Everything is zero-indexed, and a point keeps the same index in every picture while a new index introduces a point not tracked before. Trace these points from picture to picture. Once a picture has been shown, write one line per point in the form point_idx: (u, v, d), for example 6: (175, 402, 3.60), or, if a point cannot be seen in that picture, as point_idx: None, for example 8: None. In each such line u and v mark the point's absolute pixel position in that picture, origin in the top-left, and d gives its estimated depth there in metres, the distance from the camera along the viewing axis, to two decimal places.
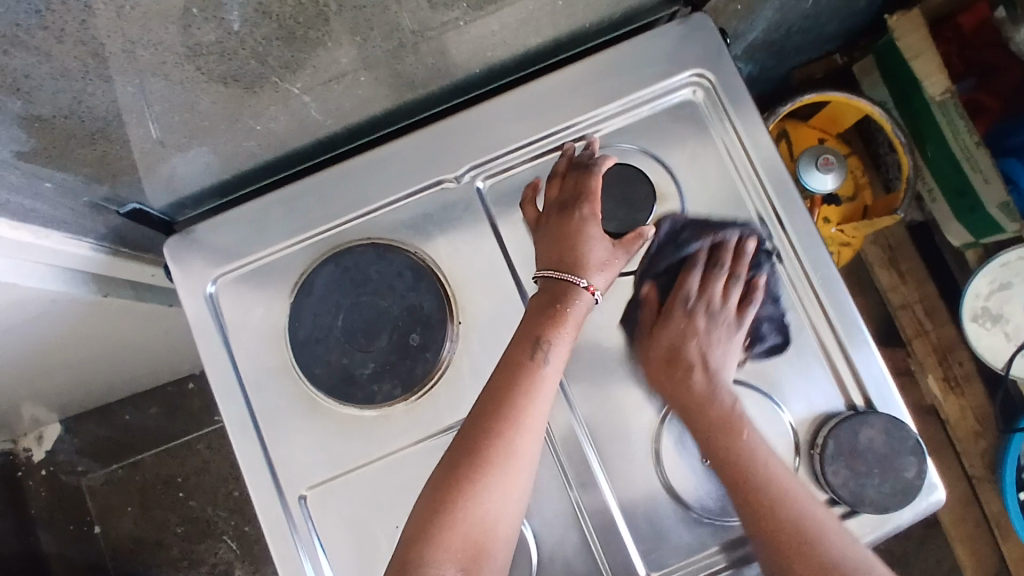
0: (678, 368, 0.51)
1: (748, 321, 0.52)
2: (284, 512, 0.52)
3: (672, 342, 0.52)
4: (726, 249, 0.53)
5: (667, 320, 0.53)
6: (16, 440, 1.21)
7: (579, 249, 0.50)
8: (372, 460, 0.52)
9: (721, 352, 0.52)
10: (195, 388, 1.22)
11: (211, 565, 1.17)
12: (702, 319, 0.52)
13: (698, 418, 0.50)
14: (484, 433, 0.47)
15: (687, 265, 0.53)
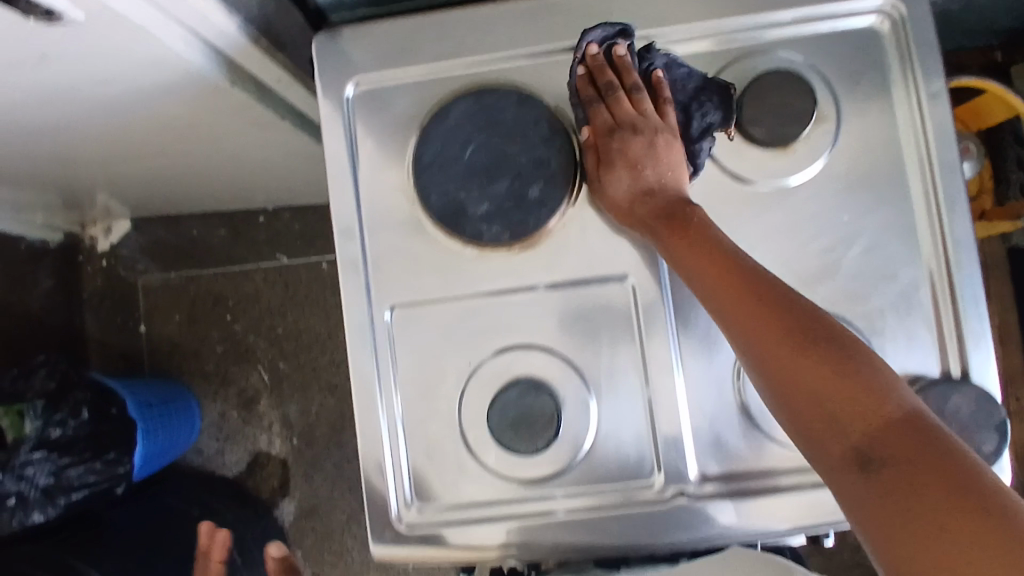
0: (636, 201, 0.50)
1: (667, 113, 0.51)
2: (369, 319, 0.53)
3: (623, 180, 0.50)
4: (604, 69, 0.51)
5: (608, 163, 0.51)
6: (85, 226, 1.26)
7: (630, 189, 0.50)
8: (463, 296, 0.53)
9: (661, 156, 0.50)
10: (264, 222, 1.24)
11: (240, 389, 1.23)
12: (636, 139, 0.50)
13: (669, 241, 0.48)
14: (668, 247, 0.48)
15: (587, 102, 0.51)
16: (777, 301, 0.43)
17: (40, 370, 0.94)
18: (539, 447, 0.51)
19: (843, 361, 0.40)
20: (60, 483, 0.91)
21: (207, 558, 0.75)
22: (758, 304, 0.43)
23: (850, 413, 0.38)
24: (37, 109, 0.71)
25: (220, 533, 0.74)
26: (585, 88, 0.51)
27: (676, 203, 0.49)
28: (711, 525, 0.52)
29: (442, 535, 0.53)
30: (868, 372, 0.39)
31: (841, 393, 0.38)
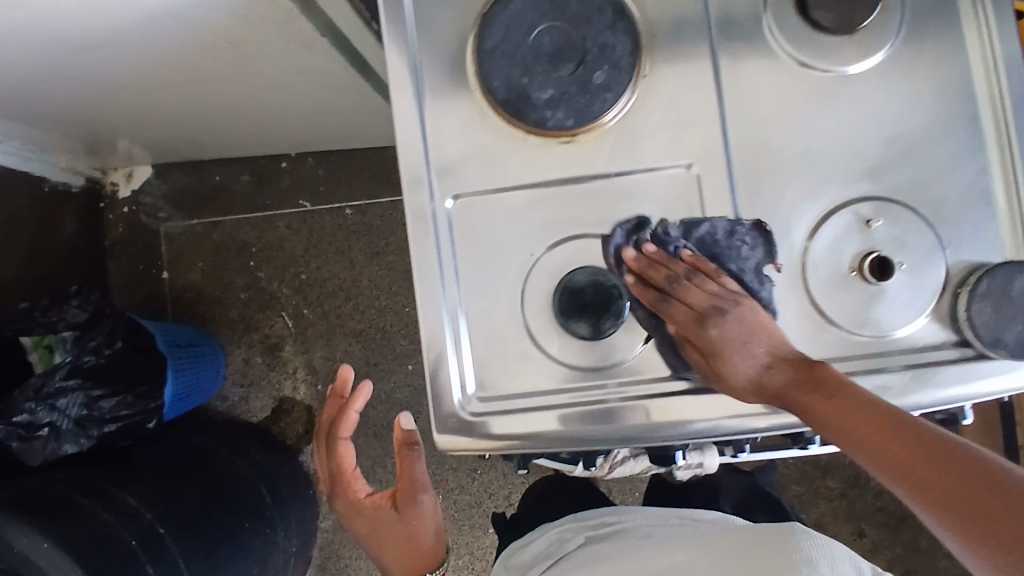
0: (761, 378, 0.47)
1: (724, 275, 0.50)
2: (431, 207, 0.53)
3: (740, 365, 0.47)
4: (651, 272, 0.50)
5: (713, 353, 0.48)
6: (106, 172, 1.26)
7: (740, 361, 0.47)
8: (525, 186, 0.53)
9: (755, 325, 0.48)
10: (288, 168, 1.23)
11: (264, 335, 1.23)
12: (724, 316, 0.48)
13: (799, 404, 0.44)
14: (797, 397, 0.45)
15: (653, 309, 0.50)
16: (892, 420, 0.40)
17: (71, 301, 0.95)
18: (603, 332, 0.52)
19: (974, 461, 0.36)
20: (92, 414, 0.92)
21: (347, 409, 0.67)
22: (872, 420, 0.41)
23: (985, 513, 0.34)
24: (79, 23, 0.71)
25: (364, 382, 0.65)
26: (643, 293, 0.51)
27: (798, 366, 0.46)
28: (778, 409, 0.51)
29: (505, 421, 0.53)
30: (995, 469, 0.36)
31: (971, 495, 0.35)
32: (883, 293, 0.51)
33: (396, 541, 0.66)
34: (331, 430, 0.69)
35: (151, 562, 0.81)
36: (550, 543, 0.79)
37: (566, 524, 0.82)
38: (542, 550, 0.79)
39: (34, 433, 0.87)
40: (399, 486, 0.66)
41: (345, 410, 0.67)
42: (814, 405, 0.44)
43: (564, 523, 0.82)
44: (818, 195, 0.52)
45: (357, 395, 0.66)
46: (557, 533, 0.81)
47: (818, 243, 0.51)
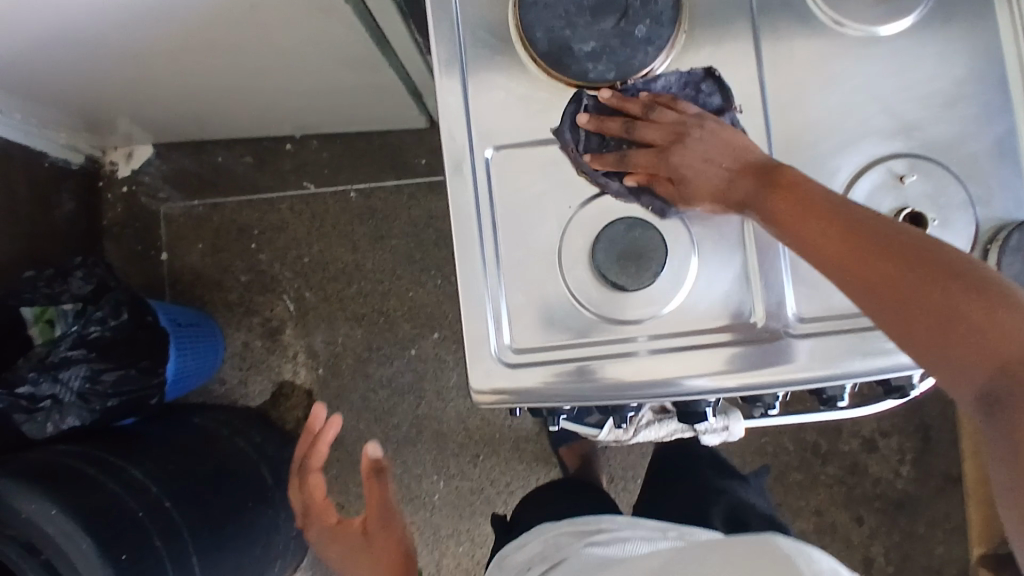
0: (727, 190, 0.49)
1: (680, 105, 0.52)
2: (470, 159, 0.54)
3: (704, 181, 0.49)
4: (608, 120, 0.52)
5: (679, 177, 0.50)
6: (105, 151, 1.24)
7: (703, 176, 0.49)
8: (564, 140, 0.53)
9: (710, 141, 0.50)
10: (291, 150, 1.22)
11: (264, 319, 1.21)
12: (684, 145, 0.50)
13: (766, 208, 0.47)
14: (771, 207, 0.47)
15: (616, 162, 0.52)
16: (867, 232, 0.43)
17: (76, 272, 0.93)
18: (648, 284, 0.52)
19: (951, 269, 0.39)
20: (95, 389, 0.90)
21: (318, 442, 0.76)
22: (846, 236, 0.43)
23: (955, 325, 0.38)
24: None
25: (336, 416, 0.74)
26: (602, 155, 0.52)
27: (754, 171, 0.48)
28: (816, 361, 0.51)
29: (542, 376, 0.53)
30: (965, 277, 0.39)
31: (944, 306, 0.38)
32: None
33: (363, 563, 0.72)
34: (303, 465, 0.78)
35: (158, 532, 0.82)
36: (545, 546, 0.78)
37: (562, 527, 0.80)
38: (536, 552, 0.78)
39: (36, 405, 0.87)
40: (367, 516, 0.73)
41: (317, 444, 0.76)
42: (785, 214, 0.46)
43: (561, 526, 0.80)
44: (851, 152, 0.53)
45: (327, 427, 0.75)
46: (553, 536, 0.79)
47: (852, 200, 0.52)
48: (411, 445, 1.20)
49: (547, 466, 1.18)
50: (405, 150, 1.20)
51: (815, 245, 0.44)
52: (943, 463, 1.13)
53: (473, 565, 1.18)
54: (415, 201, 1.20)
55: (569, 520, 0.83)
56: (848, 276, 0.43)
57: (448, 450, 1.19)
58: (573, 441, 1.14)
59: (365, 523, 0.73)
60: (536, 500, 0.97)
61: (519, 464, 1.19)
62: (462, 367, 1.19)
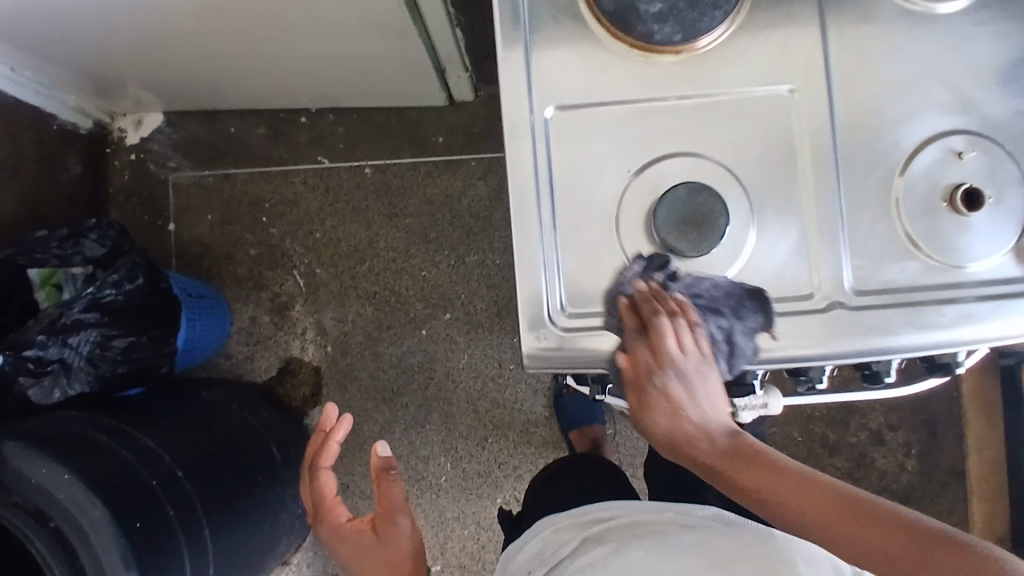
0: (681, 444, 0.48)
1: (704, 344, 0.49)
2: (530, 119, 0.53)
3: (664, 421, 0.48)
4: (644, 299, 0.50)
5: (647, 405, 0.49)
6: (114, 117, 1.21)
7: (671, 419, 0.48)
8: (624, 103, 0.53)
9: (705, 399, 0.48)
10: (307, 123, 1.21)
11: (274, 293, 1.19)
12: (675, 381, 0.48)
13: (726, 473, 0.46)
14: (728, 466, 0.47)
15: (628, 333, 0.50)
16: (813, 494, 0.43)
17: (89, 235, 0.90)
18: (706, 251, 0.51)
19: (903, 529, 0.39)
20: (104, 354, 0.88)
21: (329, 441, 0.69)
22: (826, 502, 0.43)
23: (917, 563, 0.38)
24: None
25: (343, 419, 0.68)
26: (627, 317, 0.50)
27: (729, 444, 0.47)
28: (868, 332, 0.52)
29: (595, 341, 0.53)
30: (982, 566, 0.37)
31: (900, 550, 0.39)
32: (970, 223, 0.52)
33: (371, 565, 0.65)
34: (313, 463, 0.70)
35: (172, 503, 0.79)
36: (544, 544, 0.71)
37: (560, 518, 0.73)
38: (535, 551, 0.72)
39: (43, 369, 0.84)
40: (379, 512, 0.67)
41: (326, 442, 0.70)
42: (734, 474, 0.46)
43: (557, 519, 0.73)
44: (910, 127, 0.53)
45: (338, 427, 0.69)
46: (550, 532, 0.72)
47: (908, 174, 0.52)
48: (419, 426, 1.19)
49: (556, 450, 1.18)
50: (423, 127, 1.20)
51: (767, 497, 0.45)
52: (947, 456, 1.14)
53: (478, 548, 1.17)
54: (431, 179, 1.20)
55: (564, 510, 0.75)
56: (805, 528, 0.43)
57: (456, 431, 1.19)
58: (585, 425, 1.14)
59: (377, 518, 0.67)
60: (549, 478, 0.96)
61: (528, 448, 1.18)
62: (472, 348, 1.19)
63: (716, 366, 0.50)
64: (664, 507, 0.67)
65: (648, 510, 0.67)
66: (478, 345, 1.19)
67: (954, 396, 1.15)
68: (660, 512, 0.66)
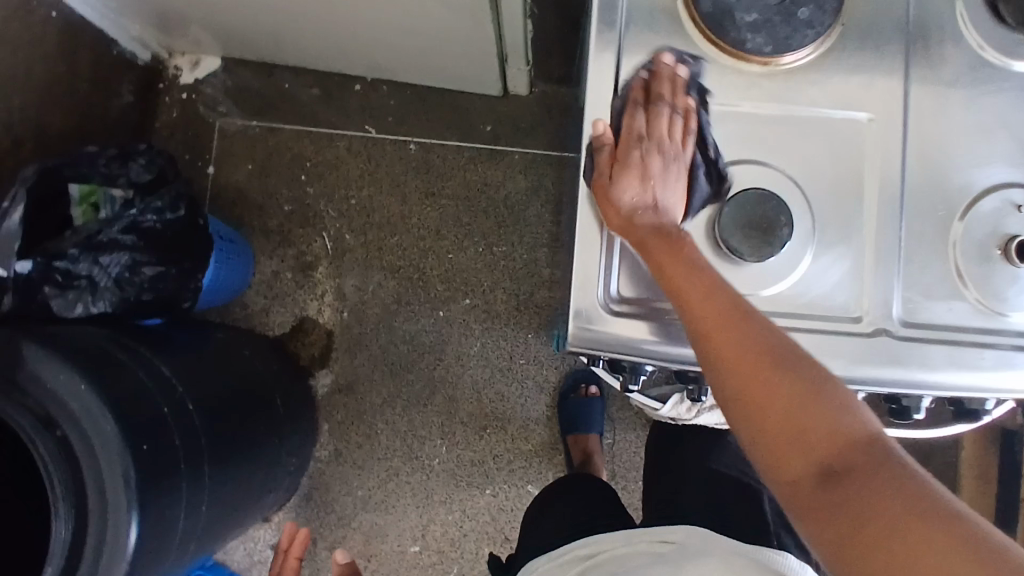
0: (637, 206, 0.51)
1: (689, 147, 0.53)
2: (612, 106, 0.55)
3: (630, 180, 0.51)
4: (661, 79, 0.53)
5: (620, 163, 0.52)
6: (172, 54, 1.22)
7: (635, 184, 0.51)
8: (703, 105, 0.54)
9: (665, 189, 0.52)
10: (360, 91, 1.22)
11: (300, 252, 1.20)
12: (655, 155, 0.52)
13: (659, 253, 0.49)
14: (668, 257, 0.48)
15: (628, 106, 0.53)
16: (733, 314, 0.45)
17: (137, 158, 0.92)
18: (765, 258, 0.52)
19: (793, 365, 0.43)
20: (132, 279, 0.88)
21: None
22: (726, 326, 0.45)
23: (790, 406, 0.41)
24: None
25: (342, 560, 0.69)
26: (638, 94, 0.54)
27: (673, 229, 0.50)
28: (907, 364, 0.53)
29: (642, 328, 0.54)
30: (839, 394, 0.41)
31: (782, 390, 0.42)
32: (1023, 274, 0.53)
33: None
34: None
35: (177, 433, 0.80)
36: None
37: (542, 564, 0.71)
38: None
39: (71, 282, 0.84)
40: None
41: None
42: (667, 260, 0.48)
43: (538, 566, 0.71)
44: (978, 173, 0.54)
45: None
46: None
47: (968, 217, 0.53)
48: (421, 404, 1.19)
49: (552, 451, 1.18)
50: (473, 114, 1.21)
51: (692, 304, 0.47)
52: None
53: (459, 536, 1.17)
54: (473, 165, 1.21)
55: (546, 554, 0.73)
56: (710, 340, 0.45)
57: (456, 416, 1.19)
58: (580, 432, 1.13)
59: None
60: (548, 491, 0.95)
61: (524, 444, 1.18)
62: (486, 337, 1.19)
63: (689, 170, 0.53)
64: (639, 538, 0.64)
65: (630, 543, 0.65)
66: (493, 335, 1.19)
67: (951, 462, 1.15)
68: (635, 543, 0.63)
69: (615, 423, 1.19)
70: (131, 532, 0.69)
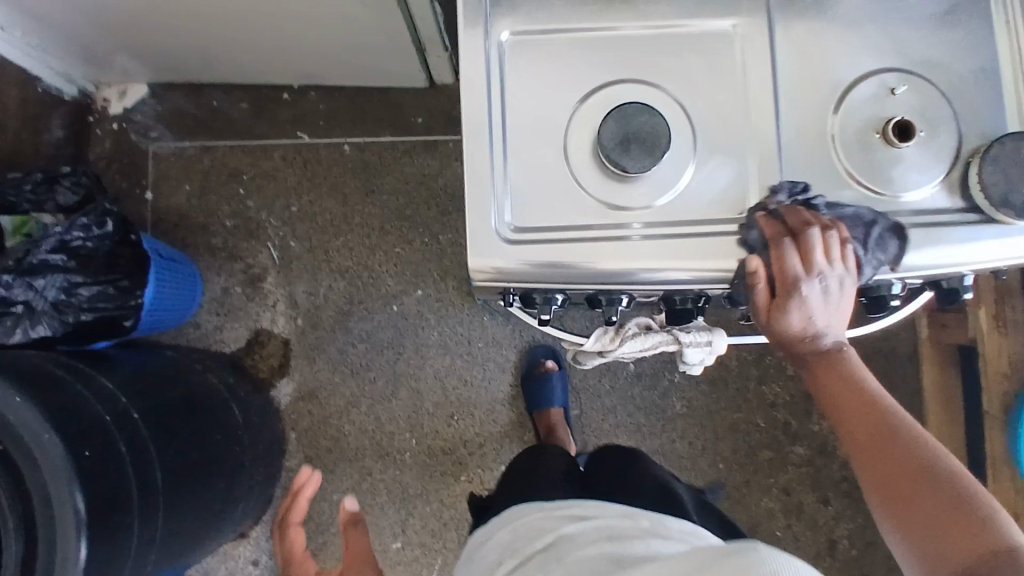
0: (803, 337, 0.53)
1: (851, 259, 0.52)
2: (486, 44, 0.56)
3: (799, 319, 0.52)
4: (799, 214, 0.52)
5: (785, 303, 0.52)
6: (99, 86, 1.22)
7: (804, 322, 0.52)
8: (573, 32, 0.56)
9: (829, 311, 0.52)
10: (289, 100, 1.23)
11: (248, 265, 1.21)
12: (818, 287, 0.51)
13: (822, 377, 0.54)
14: (836, 375, 0.54)
15: (771, 243, 0.51)
16: (895, 426, 0.50)
17: (64, 181, 0.91)
18: (646, 169, 0.53)
19: (937, 477, 0.46)
20: (70, 301, 0.88)
21: None
22: (873, 425, 0.51)
23: (926, 511, 0.46)
24: None
25: (313, 473, 0.99)
26: (773, 229, 0.51)
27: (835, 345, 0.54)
28: None
29: (538, 254, 0.54)
30: (981, 516, 0.44)
31: (926, 500, 0.46)
32: (902, 155, 0.54)
33: None
34: None
35: (125, 441, 0.79)
36: (515, 535, 0.66)
37: (533, 511, 0.68)
38: (506, 542, 0.66)
39: (7, 309, 0.85)
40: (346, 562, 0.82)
41: None
42: (829, 380, 0.54)
43: (532, 509, 0.69)
44: (849, 65, 0.55)
45: None
46: (520, 523, 0.67)
47: (843, 108, 0.55)
48: (386, 401, 1.19)
49: (521, 429, 1.18)
50: (404, 109, 1.22)
51: (847, 416, 0.52)
52: None
53: (440, 526, 1.16)
54: (409, 159, 1.22)
55: (537, 502, 0.70)
56: (865, 453, 0.50)
57: (423, 408, 1.19)
58: (545, 404, 1.13)
59: None
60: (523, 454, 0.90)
61: (494, 427, 1.18)
62: (443, 325, 1.19)
63: (853, 275, 0.52)
64: (637, 512, 0.63)
65: (620, 515, 0.63)
66: (449, 323, 1.19)
67: (916, 389, 1.15)
68: (635, 519, 0.61)
69: (580, 394, 1.19)
70: (80, 549, 0.68)
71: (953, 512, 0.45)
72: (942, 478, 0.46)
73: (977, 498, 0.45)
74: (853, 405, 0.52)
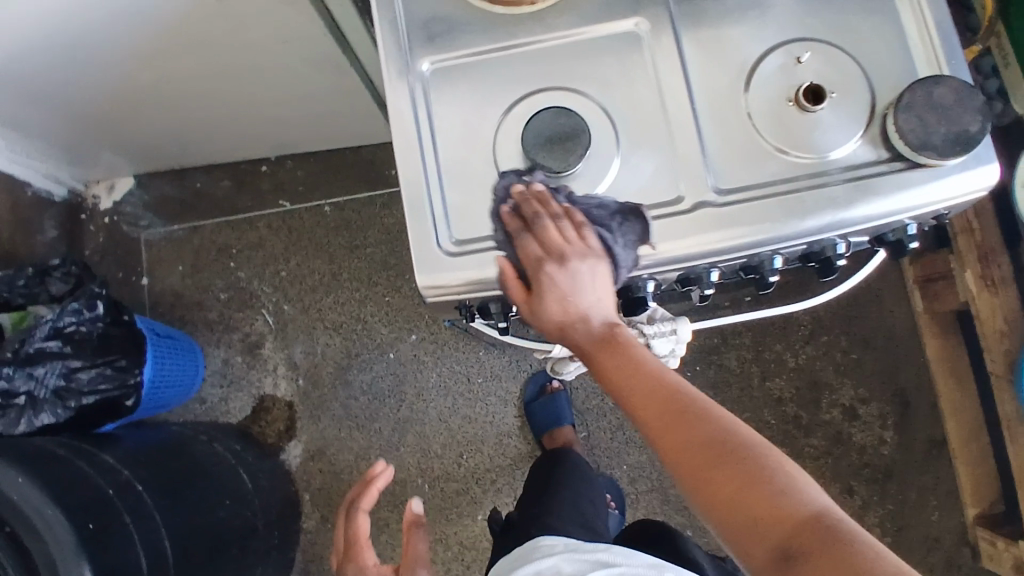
0: (570, 325, 0.53)
1: (589, 239, 0.53)
2: (409, 76, 0.59)
3: (554, 307, 0.52)
4: (531, 203, 0.54)
5: (537, 291, 0.53)
6: (88, 185, 1.29)
7: (562, 307, 0.53)
8: (489, 53, 0.59)
9: (582, 293, 0.52)
10: (267, 171, 1.28)
11: (244, 334, 1.24)
12: (565, 271, 0.52)
13: (600, 355, 0.52)
14: (616, 358, 0.51)
15: (515, 236, 0.54)
16: (686, 404, 0.49)
17: (54, 272, 0.97)
18: (572, 166, 0.55)
19: (734, 450, 0.46)
20: (70, 386, 0.91)
21: (369, 490, 0.80)
22: (666, 406, 0.49)
23: (733, 490, 0.44)
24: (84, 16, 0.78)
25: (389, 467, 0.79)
26: (512, 221, 0.54)
27: (605, 327, 0.53)
28: (737, 226, 0.55)
29: (482, 261, 0.56)
30: (783, 480, 0.44)
31: (731, 475, 0.45)
32: (818, 118, 0.56)
33: None
34: (353, 505, 0.80)
35: (127, 511, 0.81)
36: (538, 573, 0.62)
37: (559, 550, 0.64)
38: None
39: (10, 401, 0.88)
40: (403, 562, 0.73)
41: (368, 488, 0.80)
42: (605, 360, 0.52)
43: (557, 551, 0.64)
44: (754, 43, 0.57)
45: (379, 478, 0.80)
46: (544, 562, 0.63)
47: (755, 83, 0.57)
48: (393, 449, 1.19)
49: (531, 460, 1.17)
50: (376, 164, 1.26)
51: (637, 402, 0.50)
52: (925, 427, 1.13)
53: (463, 570, 1.15)
54: (388, 211, 1.26)
55: (565, 543, 0.66)
56: (664, 442, 0.48)
57: (430, 452, 1.19)
58: (553, 428, 1.14)
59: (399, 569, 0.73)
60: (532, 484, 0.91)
61: (502, 461, 1.18)
62: (439, 367, 1.21)
63: (600, 253, 0.53)
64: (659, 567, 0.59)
65: (646, 567, 0.60)
66: (445, 363, 1.21)
67: (921, 363, 1.14)
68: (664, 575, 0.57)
69: (585, 416, 1.19)
70: None
71: (760, 484, 0.44)
72: (738, 448, 0.46)
73: (770, 458, 0.45)
74: (640, 389, 0.50)
